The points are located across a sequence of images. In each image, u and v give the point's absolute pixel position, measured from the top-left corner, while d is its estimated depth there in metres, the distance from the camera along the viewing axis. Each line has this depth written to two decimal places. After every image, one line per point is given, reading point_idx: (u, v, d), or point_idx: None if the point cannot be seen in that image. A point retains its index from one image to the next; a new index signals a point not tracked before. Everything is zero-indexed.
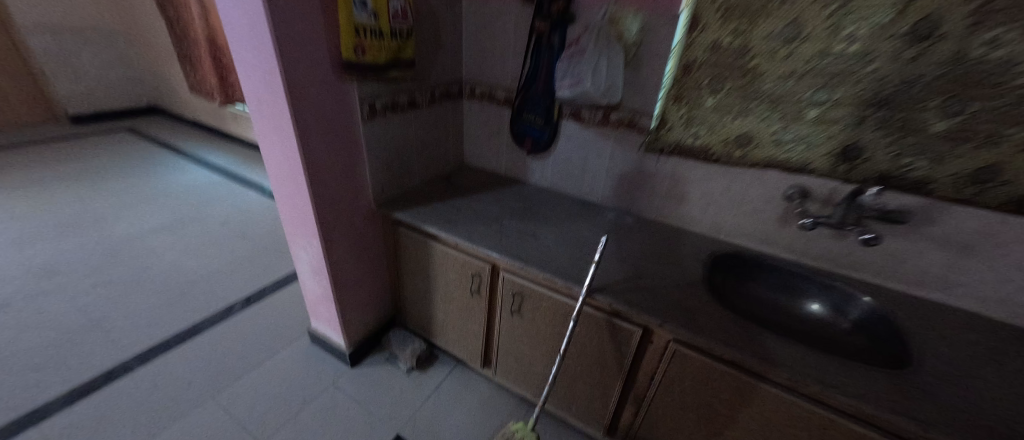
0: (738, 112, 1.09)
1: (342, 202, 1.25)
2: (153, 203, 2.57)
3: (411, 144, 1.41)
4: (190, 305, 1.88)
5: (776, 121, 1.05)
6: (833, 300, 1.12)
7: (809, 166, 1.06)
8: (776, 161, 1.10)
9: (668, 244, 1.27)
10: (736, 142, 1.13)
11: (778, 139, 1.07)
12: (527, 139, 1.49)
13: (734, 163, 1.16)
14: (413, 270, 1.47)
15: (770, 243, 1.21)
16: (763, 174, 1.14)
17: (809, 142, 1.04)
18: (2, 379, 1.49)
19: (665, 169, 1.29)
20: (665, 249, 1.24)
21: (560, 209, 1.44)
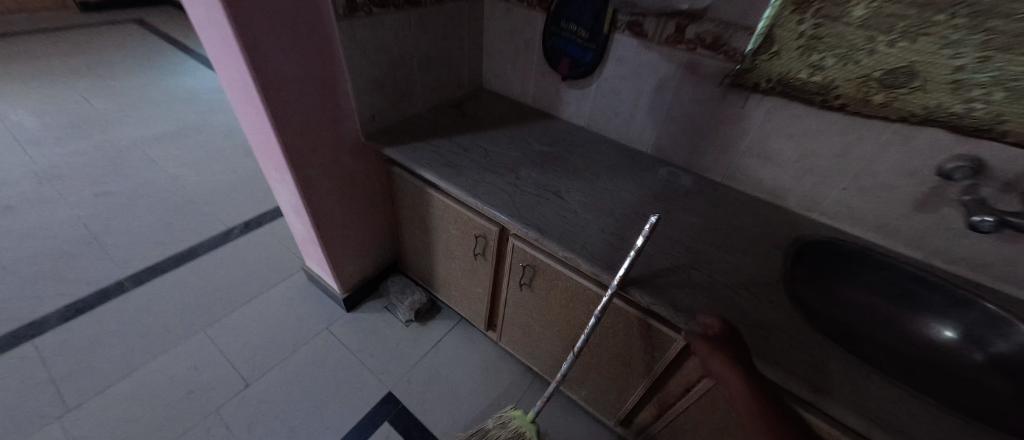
0: (900, 32, 0.72)
1: (318, 131, 0.99)
2: (158, 107, 2.38)
3: (410, 58, 1.09)
4: (189, 223, 1.74)
5: (966, 49, 0.68)
6: (977, 325, 0.79)
7: (1000, 127, 0.69)
8: (947, 115, 0.72)
9: (736, 219, 0.95)
10: (883, 81, 0.75)
11: (958, 80, 0.70)
12: (562, 58, 1.13)
13: (868, 115, 0.79)
14: (411, 217, 1.24)
15: (886, 232, 0.87)
16: (909, 136, 0.77)
17: (1014, 87, 0.66)
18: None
19: (749, 114, 0.92)
20: (731, 227, 0.93)
21: (597, 157, 1.11)
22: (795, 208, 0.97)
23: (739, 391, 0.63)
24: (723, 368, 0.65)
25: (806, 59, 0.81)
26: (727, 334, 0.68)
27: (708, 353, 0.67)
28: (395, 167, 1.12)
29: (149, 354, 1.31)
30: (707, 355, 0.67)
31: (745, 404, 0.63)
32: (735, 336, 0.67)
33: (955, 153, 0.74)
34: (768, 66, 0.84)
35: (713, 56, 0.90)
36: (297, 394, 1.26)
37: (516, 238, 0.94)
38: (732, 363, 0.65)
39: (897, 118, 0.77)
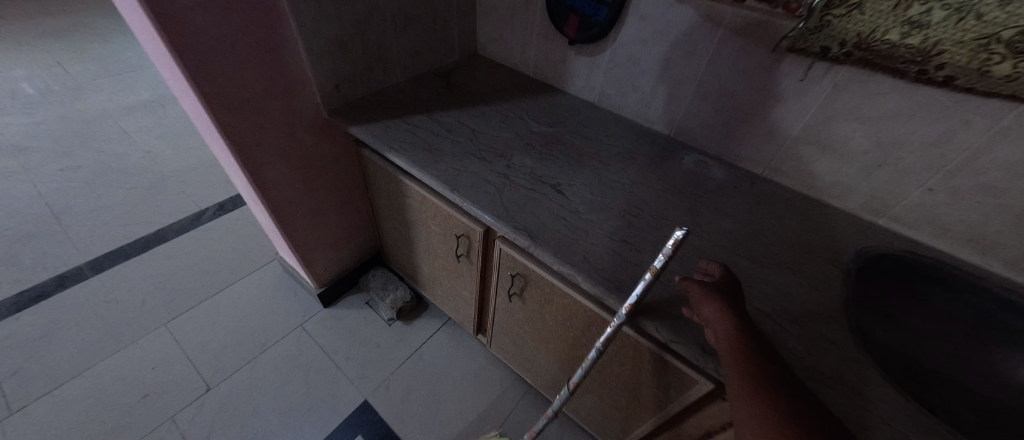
0: None
1: (264, 104, 0.81)
2: (137, 74, 2.21)
3: (383, 13, 0.89)
4: (159, 202, 1.59)
5: None
6: None
7: None
8: None
9: (778, 225, 0.76)
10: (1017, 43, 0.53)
11: None
12: (569, 15, 0.91)
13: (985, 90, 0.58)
14: (387, 206, 1.07)
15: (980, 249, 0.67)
16: None
17: None
18: None
19: (809, 89, 0.72)
20: (770, 236, 0.75)
21: (608, 141, 0.92)
22: (854, 209, 0.77)
23: (726, 332, 0.50)
24: (714, 308, 0.52)
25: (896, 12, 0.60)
26: (728, 286, 0.56)
27: (700, 294, 0.54)
28: (365, 149, 0.95)
29: (106, 350, 1.18)
30: (698, 297, 0.55)
31: (728, 344, 0.48)
32: (737, 291, 0.55)
33: None
34: (842, 24, 0.64)
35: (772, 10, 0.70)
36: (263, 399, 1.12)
37: (504, 242, 0.77)
38: (728, 306, 0.52)
39: None
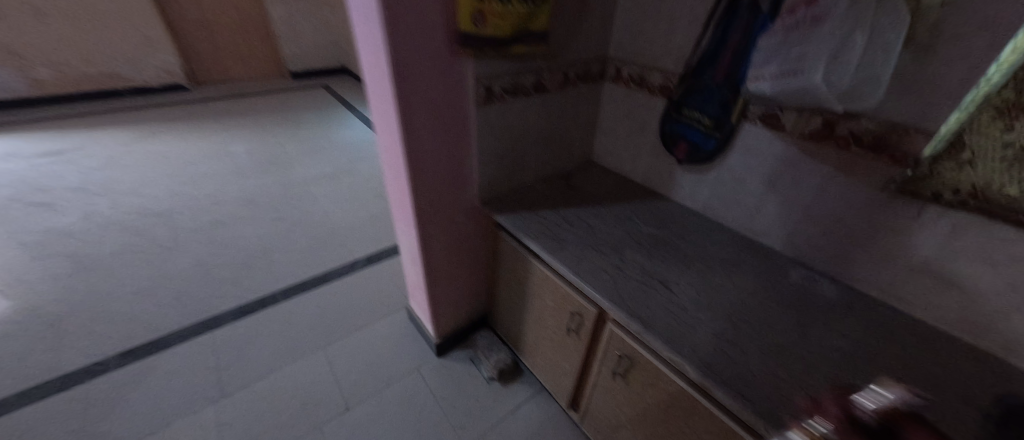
0: None
1: (444, 196, 1.10)
2: (323, 153, 2.92)
3: (530, 135, 1.17)
4: (328, 250, 2.01)
5: None
6: None
7: None
8: None
9: (894, 354, 0.78)
10: None
11: None
12: (681, 143, 1.08)
13: None
14: (508, 278, 1.28)
15: None
16: None
17: None
18: (199, 283, 1.75)
19: (922, 224, 0.78)
20: (885, 363, 0.76)
21: (714, 248, 1.02)
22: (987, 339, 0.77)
23: None
24: None
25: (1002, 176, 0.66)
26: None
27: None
28: (503, 232, 1.18)
29: (283, 361, 1.46)
30: None
31: None
32: None
33: None
34: (954, 178, 0.70)
35: (875, 157, 0.79)
36: (385, 429, 1.30)
37: (615, 324, 0.89)
38: None
39: None
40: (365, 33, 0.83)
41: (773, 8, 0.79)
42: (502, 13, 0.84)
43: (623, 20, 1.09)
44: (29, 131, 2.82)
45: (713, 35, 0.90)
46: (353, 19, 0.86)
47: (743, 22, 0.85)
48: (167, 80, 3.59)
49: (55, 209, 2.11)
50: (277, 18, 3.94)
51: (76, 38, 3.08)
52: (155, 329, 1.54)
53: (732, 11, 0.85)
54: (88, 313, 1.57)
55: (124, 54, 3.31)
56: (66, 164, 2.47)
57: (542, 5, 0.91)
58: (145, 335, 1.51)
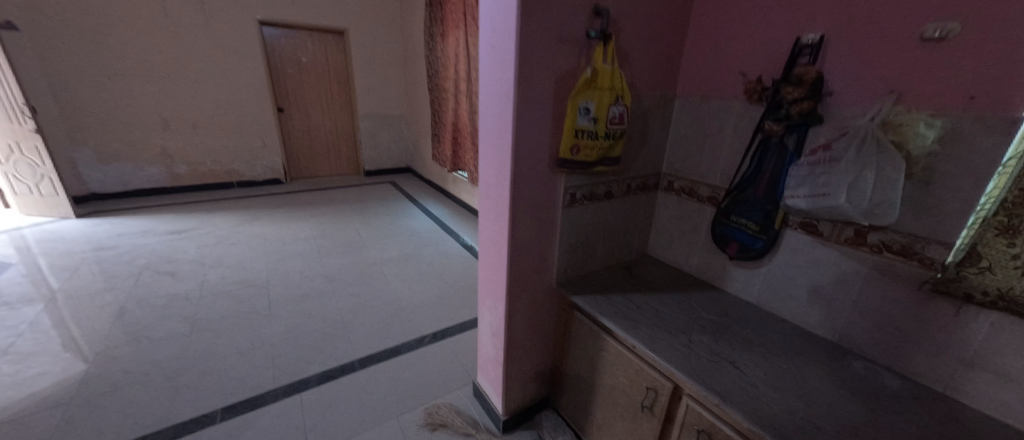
0: None
1: (530, 278, 1.31)
2: (392, 240, 3.29)
3: (600, 232, 1.40)
4: (398, 326, 2.21)
5: None
6: None
7: None
8: None
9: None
10: None
11: None
12: (731, 242, 1.28)
13: None
14: (579, 358, 1.40)
15: None
16: None
17: None
18: (289, 348, 1.97)
19: (965, 321, 0.89)
20: None
21: (775, 336, 1.15)
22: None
23: None
24: None
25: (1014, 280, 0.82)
26: None
27: None
28: (577, 313, 1.35)
29: (361, 426, 1.58)
30: None
31: None
32: None
33: None
34: (980, 281, 0.85)
35: (906, 261, 0.94)
36: None
37: (690, 398, 1.01)
38: None
39: None
40: (490, 156, 1.16)
41: (797, 147, 1.01)
42: (590, 144, 1.11)
43: (674, 146, 1.36)
44: (164, 212, 3.46)
45: (751, 163, 1.13)
46: (480, 146, 1.21)
47: (775, 155, 1.07)
48: (269, 175, 4.33)
49: (177, 277, 2.52)
50: (362, 128, 4.73)
51: (209, 143, 3.92)
52: (250, 388, 1.73)
53: (764, 146, 1.08)
54: (198, 370, 1.81)
55: (241, 155, 4.12)
56: (190, 239, 2.98)
57: (619, 139, 1.15)
58: (243, 393, 1.71)
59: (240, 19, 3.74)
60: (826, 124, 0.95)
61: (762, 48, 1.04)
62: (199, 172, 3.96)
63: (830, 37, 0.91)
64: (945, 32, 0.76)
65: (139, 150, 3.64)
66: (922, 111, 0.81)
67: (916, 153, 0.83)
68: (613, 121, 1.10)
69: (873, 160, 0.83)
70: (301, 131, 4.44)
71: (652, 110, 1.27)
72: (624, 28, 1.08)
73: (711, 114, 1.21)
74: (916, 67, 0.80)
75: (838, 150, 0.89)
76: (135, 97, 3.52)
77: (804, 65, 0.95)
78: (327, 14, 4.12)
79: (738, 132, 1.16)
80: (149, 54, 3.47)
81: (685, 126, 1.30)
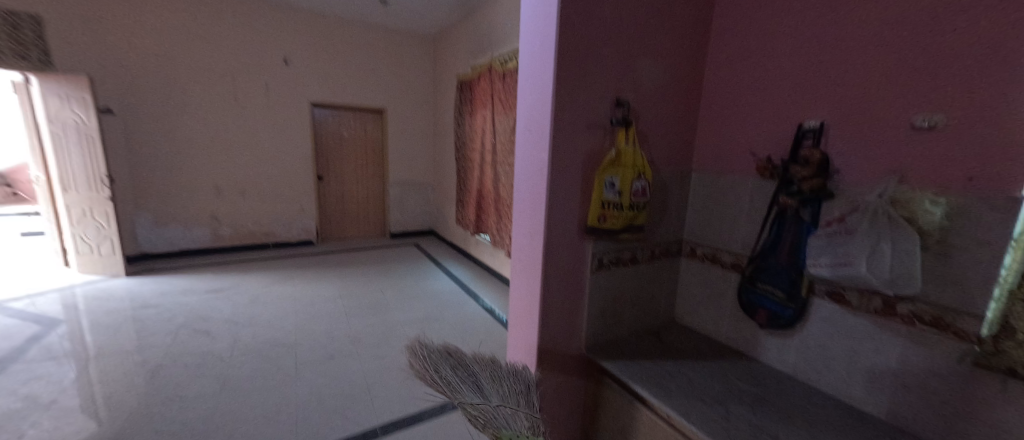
0: None
1: (559, 342, 1.34)
2: (416, 302, 3.34)
3: (627, 297, 1.43)
4: (421, 391, 2.18)
5: None
6: None
7: None
8: None
9: None
10: None
11: None
12: (759, 309, 1.29)
13: None
14: (610, 429, 1.37)
15: None
16: None
17: None
18: (313, 412, 1.97)
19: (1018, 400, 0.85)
20: None
21: (816, 411, 1.11)
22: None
23: None
24: None
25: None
26: None
27: None
28: (608, 380, 1.35)
29: None
30: None
31: None
32: None
33: None
34: (1018, 356, 0.83)
35: (941, 334, 0.93)
36: None
37: None
38: None
39: None
40: (524, 224, 1.26)
41: (813, 218, 1.07)
42: (615, 214, 1.18)
43: (694, 215, 1.43)
44: (204, 272, 3.65)
45: (770, 232, 1.20)
46: (514, 215, 1.32)
47: (793, 226, 1.14)
48: (302, 237, 4.55)
49: (211, 335, 2.60)
50: (391, 193, 5.00)
51: (253, 207, 4.23)
52: None
53: (781, 218, 1.15)
54: (225, 431, 1.82)
55: (279, 218, 4.39)
56: (226, 299, 3.11)
57: (642, 210, 1.22)
58: None
59: (294, 100, 4.23)
60: (838, 199, 1.02)
61: (769, 131, 1.16)
62: (239, 234, 4.22)
63: (830, 124, 1.02)
64: (933, 123, 0.86)
65: (190, 214, 3.95)
66: (927, 189, 0.87)
67: (928, 227, 0.86)
68: (637, 194, 1.18)
69: (886, 234, 0.89)
70: (335, 197, 4.74)
71: (672, 183, 1.36)
72: (642, 114, 1.22)
73: (727, 187, 1.30)
74: (913, 151, 0.89)
75: (851, 223, 0.95)
76: (195, 167, 3.89)
77: (808, 147, 1.05)
78: (369, 95, 4.61)
79: (755, 203, 1.23)
80: (212, 131, 3.90)
81: (704, 197, 1.39)
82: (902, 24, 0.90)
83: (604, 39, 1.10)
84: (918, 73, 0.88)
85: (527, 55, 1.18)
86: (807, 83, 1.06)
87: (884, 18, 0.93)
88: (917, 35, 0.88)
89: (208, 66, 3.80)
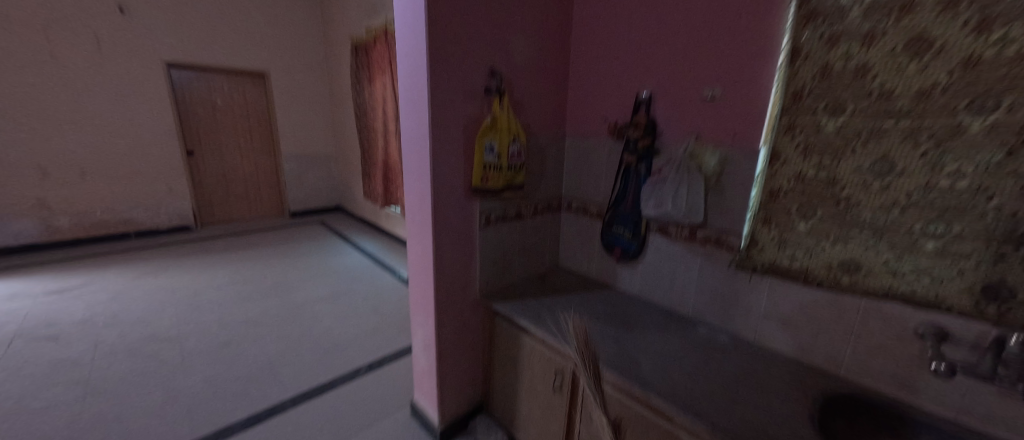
0: (836, 238, 0.99)
1: (456, 291, 1.45)
2: (330, 277, 3.10)
3: (515, 247, 1.58)
4: (340, 360, 2.06)
5: (885, 250, 0.92)
6: None
7: (941, 300, 0.88)
8: (896, 291, 0.94)
9: (778, 374, 1.11)
10: (842, 268, 1.00)
11: (890, 268, 0.93)
12: (615, 247, 1.51)
13: (842, 290, 1.02)
14: (502, 361, 1.54)
15: (891, 380, 1.00)
16: (881, 306, 0.98)
17: (934, 275, 0.88)
18: (205, 384, 1.84)
19: (779, 296, 1.15)
20: (777, 380, 1.09)
21: (647, 318, 1.39)
22: (860, 375, 1.05)
23: None
24: None
25: (840, 249, 0.99)
26: None
27: None
28: (499, 318, 1.50)
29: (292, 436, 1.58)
30: None
31: None
32: None
33: (922, 320, 0.92)
34: (760, 256, 1.13)
35: (722, 250, 1.22)
36: None
37: (586, 374, 1.22)
38: None
39: (865, 291, 0.98)
40: (411, 164, 1.34)
41: (647, 170, 1.33)
42: (496, 174, 1.37)
43: (570, 172, 1.63)
44: (44, 269, 3.10)
45: (620, 184, 1.42)
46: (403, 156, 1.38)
47: (634, 177, 1.37)
48: (177, 222, 4.06)
49: (60, 341, 2.16)
50: (287, 168, 4.69)
51: (104, 190, 3.63)
52: None
53: (627, 173, 1.39)
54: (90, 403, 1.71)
55: (140, 202, 3.82)
56: (81, 297, 2.65)
57: (519, 170, 1.43)
58: None
59: (140, 62, 3.62)
60: (662, 154, 1.30)
61: (615, 100, 1.40)
62: (86, 222, 3.61)
63: (654, 94, 1.28)
64: (714, 94, 1.15)
65: (11, 200, 3.28)
66: (709, 144, 1.17)
67: (710, 170, 1.17)
68: (513, 157, 1.38)
69: (685, 179, 1.19)
70: (215, 173, 4.26)
71: (547, 144, 1.56)
72: (515, 83, 1.38)
73: (591, 147, 1.52)
74: (701, 116, 1.18)
75: (666, 172, 1.23)
76: (11, 142, 3.21)
77: (641, 115, 1.32)
78: (244, 57, 4.14)
79: (610, 159, 1.46)
80: (33, 100, 3.23)
81: (576, 155, 1.58)
82: (696, 12, 1.15)
83: (470, 11, 1.20)
84: (706, 52, 1.14)
85: (401, 21, 1.23)
86: (639, 59, 1.31)
87: (685, 7, 1.17)
88: (705, 22, 1.13)
89: (16, 18, 3.08)
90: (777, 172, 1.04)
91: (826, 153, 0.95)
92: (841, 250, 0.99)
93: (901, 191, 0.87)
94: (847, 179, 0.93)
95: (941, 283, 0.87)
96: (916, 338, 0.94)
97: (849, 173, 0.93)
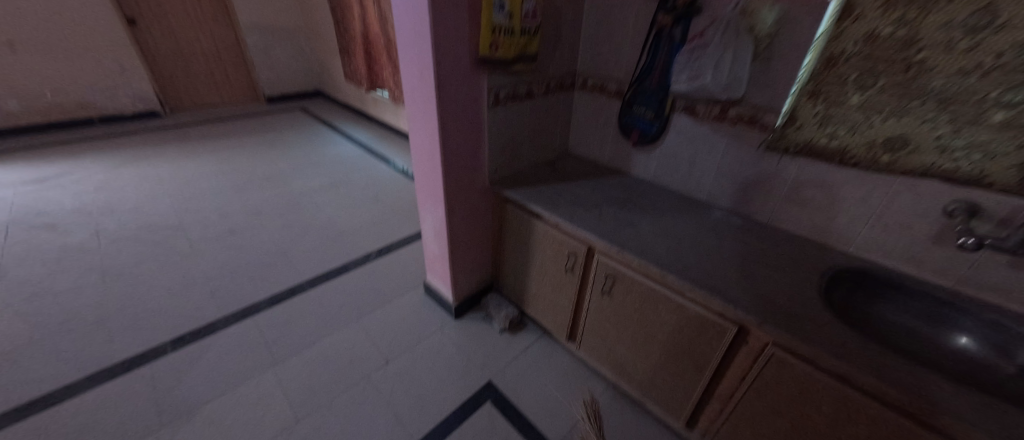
0: (891, 112, 0.91)
1: (465, 177, 1.38)
2: (323, 167, 2.98)
3: (526, 129, 1.46)
4: (346, 246, 2.07)
5: (944, 123, 0.86)
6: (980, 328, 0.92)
7: (985, 177, 0.85)
8: (937, 169, 0.90)
9: (791, 252, 1.12)
10: (886, 146, 0.94)
11: (941, 144, 0.88)
12: (633, 129, 1.41)
13: (877, 170, 0.98)
14: (512, 246, 1.55)
15: (903, 257, 1.02)
16: (917, 184, 0.95)
17: (989, 149, 0.83)
18: (216, 270, 1.85)
19: (807, 176, 1.10)
20: (790, 258, 1.11)
21: (662, 202, 1.36)
22: (871, 252, 1.06)
23: None
24: None
25: (891, 124, 0.92)
26: None
27: None
28: (509, 204, 1.46)
29: (312, 314, 1.65)
30: None
31: None
32: None
33: (956, 198, 0.90)
34: (797, 135, 1.05)
35: (755, 130, 1.14)
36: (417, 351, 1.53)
37: (601, 255, 1.23)
38: None
39: (904, 170, 0.94)
40: (406, 28, 1.13)
41: (682, 35, 1.16)
42: (509, 41, 1.18)
43: (588, 43, 1.43)
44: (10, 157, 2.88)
45: (648, 54, 1.26)
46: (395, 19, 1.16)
47: (666, 45, 1.21)
48: (141, 106, 3.72)
49: (57, 229, 2.10)
50: (252, 45, 4.16)
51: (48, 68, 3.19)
52: (196, 319, 1.60)
53: (657, 40, 1.22)
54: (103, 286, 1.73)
55: (92, 82, 3.40)
56: (59, 187, 2.51)
57: (534, 37, 1.25)
58: (167, 333, 1.53)
59: None
60: (702, 15, 1.12)
61: None
62: (38, 106, 3.25)
63: None
64: None
65: None
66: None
67: (763, 32, 1.02)
68: (526, 17, 1.18)
69: (729, 45, 1.04)
70: (171, 50, 3.76)
71: (566, 5, 1.33)
72: None
73: (617, 9, 1.30)
74: None
75: (708, 36, 1.07)
76: None
77: None
78: None
79: (639, 24, 1.26)
80: None
81: (597, 21, 1.37)
82: None
83: None
84: None
85: None
86: None
87: None
88: None
89: None
90: (845, 32, 0.91)
91: (913, 5, 0.83)
92: (892, 125, 0.92)
93: (990, 52, 0.78)
94: (929, 38, 0.83)
95: (993, 158, 0.83)
96: (943, 215, 0.93)
97: (934, 30, 0.82)
